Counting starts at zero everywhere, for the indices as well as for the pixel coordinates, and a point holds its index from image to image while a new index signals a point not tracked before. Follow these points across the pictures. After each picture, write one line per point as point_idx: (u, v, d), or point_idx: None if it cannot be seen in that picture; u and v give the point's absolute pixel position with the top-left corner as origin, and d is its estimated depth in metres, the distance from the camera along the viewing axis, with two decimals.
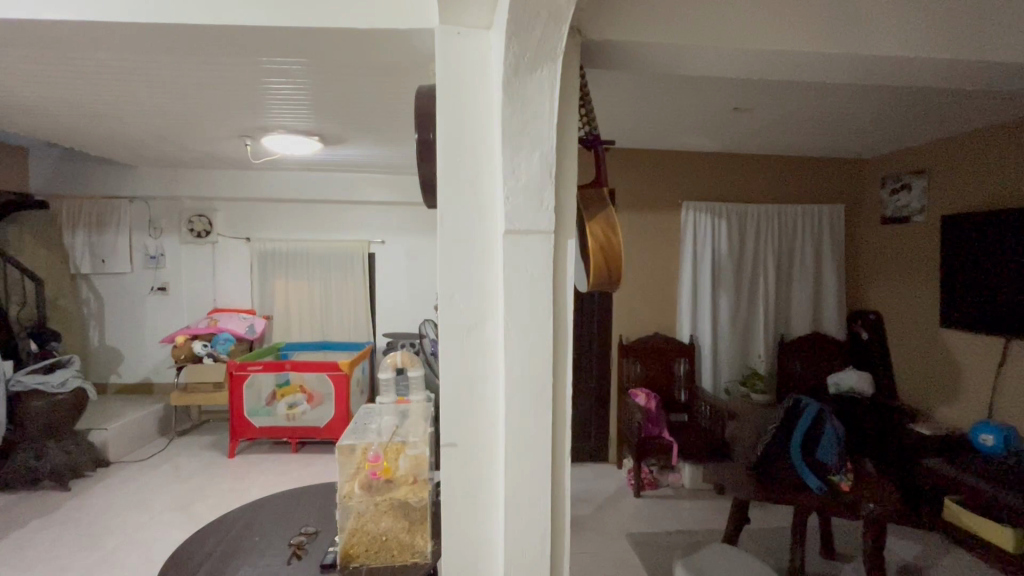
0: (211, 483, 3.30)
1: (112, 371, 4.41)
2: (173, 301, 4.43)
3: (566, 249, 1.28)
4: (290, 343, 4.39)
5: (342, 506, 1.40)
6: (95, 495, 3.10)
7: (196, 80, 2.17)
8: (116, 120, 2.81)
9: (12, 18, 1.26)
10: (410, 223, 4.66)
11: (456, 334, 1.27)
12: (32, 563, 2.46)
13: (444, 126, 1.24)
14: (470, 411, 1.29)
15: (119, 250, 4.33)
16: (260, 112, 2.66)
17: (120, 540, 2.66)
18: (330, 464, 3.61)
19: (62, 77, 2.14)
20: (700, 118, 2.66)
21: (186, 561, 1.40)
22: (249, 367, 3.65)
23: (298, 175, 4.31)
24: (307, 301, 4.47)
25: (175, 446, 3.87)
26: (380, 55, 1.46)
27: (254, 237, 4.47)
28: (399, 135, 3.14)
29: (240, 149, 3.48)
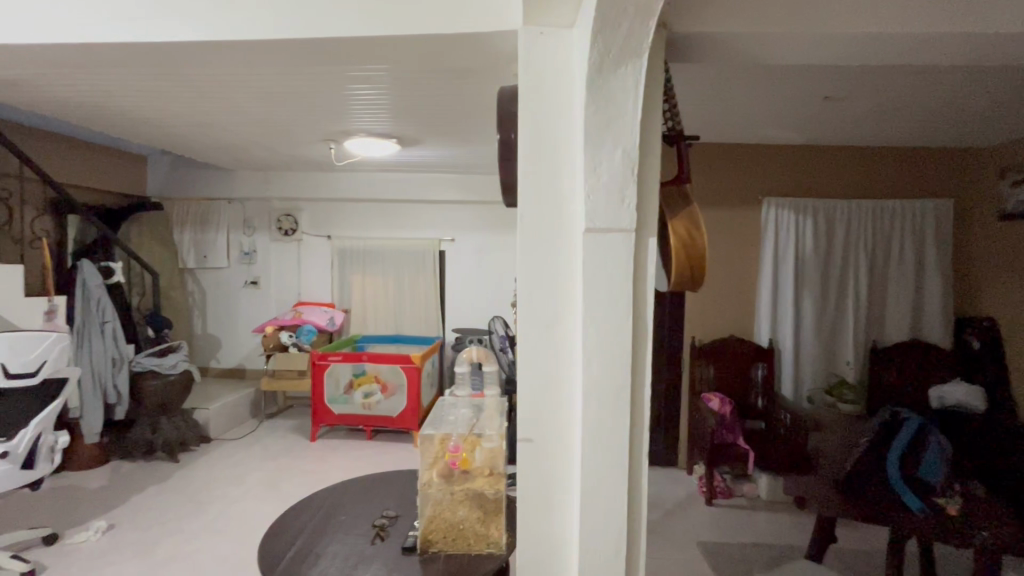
0: (296, 465, 3.55)
1: (211, 356, 4.86)
2: (264, 294, 4.81)
3: (647, 247, 1.26)
4: (366, 336, 4.62)
5: (421, 493, 1.45)
6: (199, 468, 3.44)
7: (290, 88, 2.34)
8: (219, 128, 3.08)
9: (137, 39, 1.41)
10: (479, 222, 4.76)
11: (534, 332, 1.29)
12: (149, 523, 2.77)
13: (526, 126, 1.26)
14: (547, 407, 1.30)
15: (218, 246, 4.75)
16: (343, 116, 2.80)
17: (219, 510, 2.92)
18: (402, 453, 3.77)
19: (179, 91, 2.38)
20: (786, 108, 2.50)
21: (282, 534, 1.51)
22: (330, 357, 3.90)
23: (375, 175, 4.52)
24: (381, 296, 4.69)
25: (264, 428, 4.20)
26: (463, 58, 1.50)
27: (335, 235, 4.75)
28: (471, 136, 3.22)
29: (324, 152, 3.70)
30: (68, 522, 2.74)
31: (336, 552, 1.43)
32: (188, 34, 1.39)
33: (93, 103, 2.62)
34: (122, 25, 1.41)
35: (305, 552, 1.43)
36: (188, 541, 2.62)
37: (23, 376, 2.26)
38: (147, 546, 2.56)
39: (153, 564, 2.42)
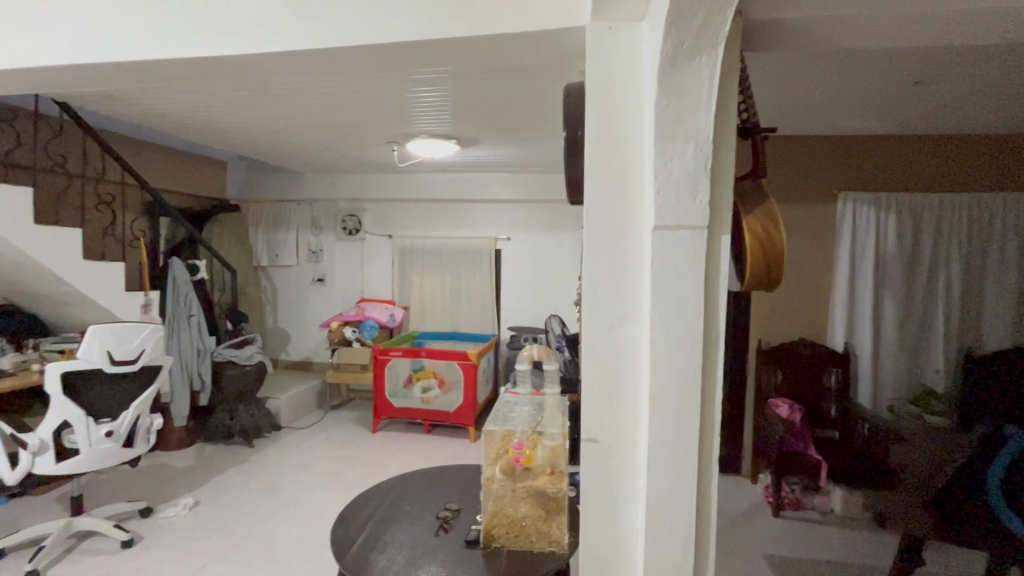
0: (359, 455, 3.70)
1: (281, 349, 5.17)
2: (329, 291, 5.05)
3: (719, 245, 1.21)
4: (423, 333, 4.76)
5: (484, 488, 1.46)
6: (271, 454, 3.66)
7: (358, 93, 2.43)
8: (292, 133, 3.25)
9: (222, 52, 1.48)
10: (534, 221, 4.76)
11: (600, 331, 1.27)
12: (228, 503, 2.98)
13: (593, 123, 1.24)
14: (612, 409, 1.28)
15: (289, 245, 5.02)
16: (406, 118, 2.89)
17: (290, 495, 3.10)
18: (458, 448, 3.85)
19: (257, 99, 2.54)
20: (869, 96, 2.32)
21: (351, 521, 1.58)
22: (390, 352, 4.04)
23: (434, 176, 4.62)
24: (439, 294, 4.80)
25: (330, 418, 4.41)
26: (529, 57, 1.50)
27: (395, 234, 4.91)
28: (529, 135, 3.22)
29: (387, 154, 3.83)
30: (160, 497, 3.00)
31: (403, 541, 1.48)
32: (274, 44, 1.45)
33: (183, 113, 2.84)
34: (209, 39, 1.49)
35: (374, 540, 1.48)
36: (264, 522, 2.79)
37: (125, 364, 2.49)
38: (228, 524, 2.76)
39: (234, 541, 2.60)
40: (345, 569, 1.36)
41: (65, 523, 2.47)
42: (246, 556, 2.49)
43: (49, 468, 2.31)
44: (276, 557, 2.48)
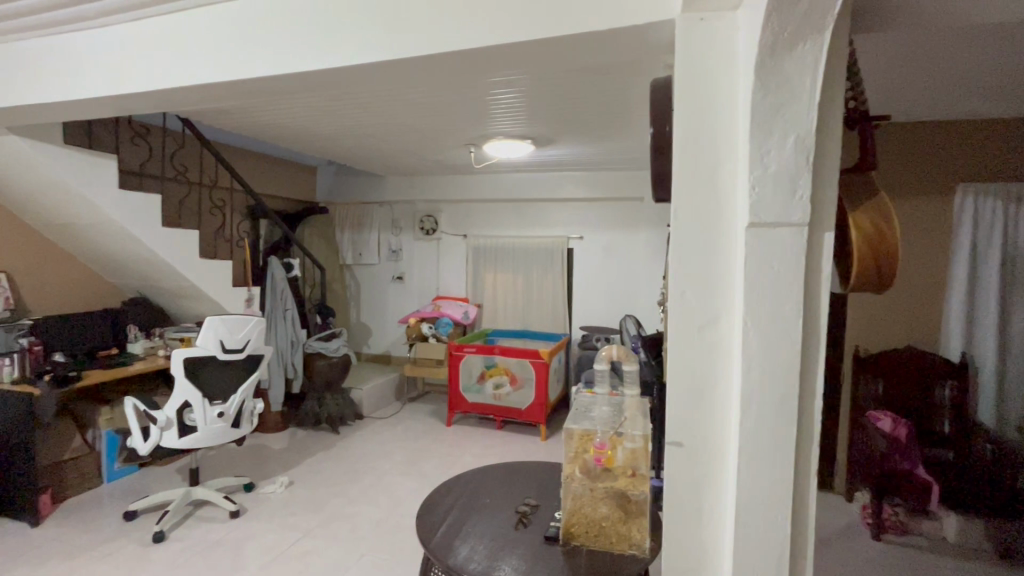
0: (435, 447, 3.84)
1: (364, 342, 5.48)
2: (407, 288, 5.29)
3: (821, 244, 1.14)
4: (495, 330, 4.83)
5: (564, 486, 1.46)
6: (355, 441, 3.90)
7: (442, 98, 2.54)
8: (377, 138, 3.44)
9: (316, 66, 1.56)
10: (608, 219, 4.69)
11: (686, 333, 1.23)
12: (319, 484, 3.21)
13: (682, 119, 1.21)
14: (698, 413, 1.24)
15: (371, 244, 5.31)
16: (485, 121, 2.96)
17: (372, 481, 3.28)
18: (530, 445, 3.89)
19: (349, 108, 2.70)
20: (1002, 75, 2.05)
21: (435, 509, 1.65)
22: (465, 348, 4.15)
23: (508, 176, 4.68)
24: (511, 292, 4.87)
25: (407, 410, 4.62)
26: (614, 54, 1.47)
27: (470, 234, 5.04)
28: (606, 133, 3.18)
29: (465, 156, 3.94)
30: (261, 475, 3.29)
31: (484, 532, 1.52)
32: (369, 55, 1.52)
33: (284, 123, 3.10)
34: (306, 54, 1.58)
35: (456, 529, 1.54)
36: (350, 504, 2.98)
37: (233, 352, 2.76)
38: (318, 503, 2.98)
39: (323, 519, 2.80)
40: (431, 554, 1.42)
41: (184, 492, 2.77)
42: (335, 534, 2.67)
43: (173, 441, 2.62)
44: (361, 537, 2.64)
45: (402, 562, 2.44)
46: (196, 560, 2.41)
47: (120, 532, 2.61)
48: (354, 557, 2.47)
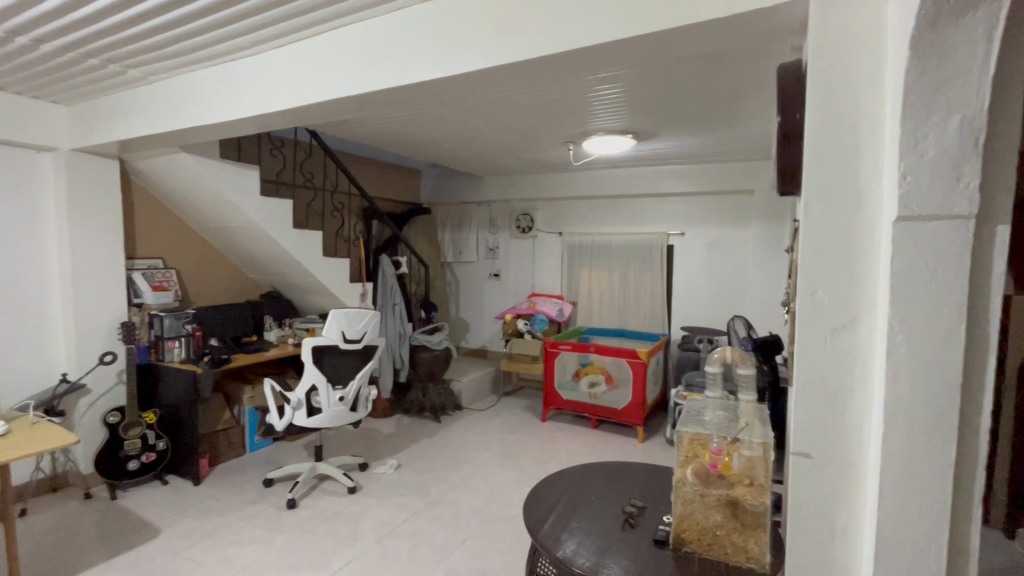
0: (530, 441, 3.92)
1: (462, 336, 5.72)
2: (504, 285, 5.43)
3: (992, 239, 1.00)
4: (590, 329, 4.79)
5: (674, 490, 1.42)
6: (456, 430, 4.09)
7: (544, 98, 2.57)
8: (479, 140, 3.56)
9: (434, 75, 1.65)
10: (713, 214, 4.44)
11: (817, 337, 1.14)
12: (424, 468, 3.42)
13: (816, 106, 1.11)
14: (832, 423, 1.14)
15: (470, 243, 5.52)
16: (586, 117, 2.94)
17: (473, 469, 3.43)
18: (626, 447, 3.81)
19: (455, 112, 2.83)
20: None
21: (541, 502, 1.69)
22: (560, 345, 4.18)
23: (605, 172, 4.60)
24: (607, 291, 4.82)
25: (503, 404, 4.75)
26: (734, 41, 1.39)
27: (566, 232, 5.05)
28: (714, 123, 3.01)
29: (563, 154, 3.96)
30: (373, 456, 3.57)
31: (590, 529, 1.53)
32: (485, 61, 1.57)
33: (396, 130, 3.33)
34: (423, 64, 1.67)
35: (564, 522, 1.57)
36: (452, 490, 3.14)
37: (352, 342, 3.03)
38: (424, 486, 3.17)
39: (429, 502, 2.98)
40: (540, 544, 1.47)
41: (310, 466, 3.10)
42: (440, 516, 2.83)
43: (302, 421, 2.92)
44: (464, 522, 2.77)
45: (504, 550, 2.53)
46: (321, 528, 2.68)
47: (260, 496, 2.98)
48: (458, 540, 2.60)
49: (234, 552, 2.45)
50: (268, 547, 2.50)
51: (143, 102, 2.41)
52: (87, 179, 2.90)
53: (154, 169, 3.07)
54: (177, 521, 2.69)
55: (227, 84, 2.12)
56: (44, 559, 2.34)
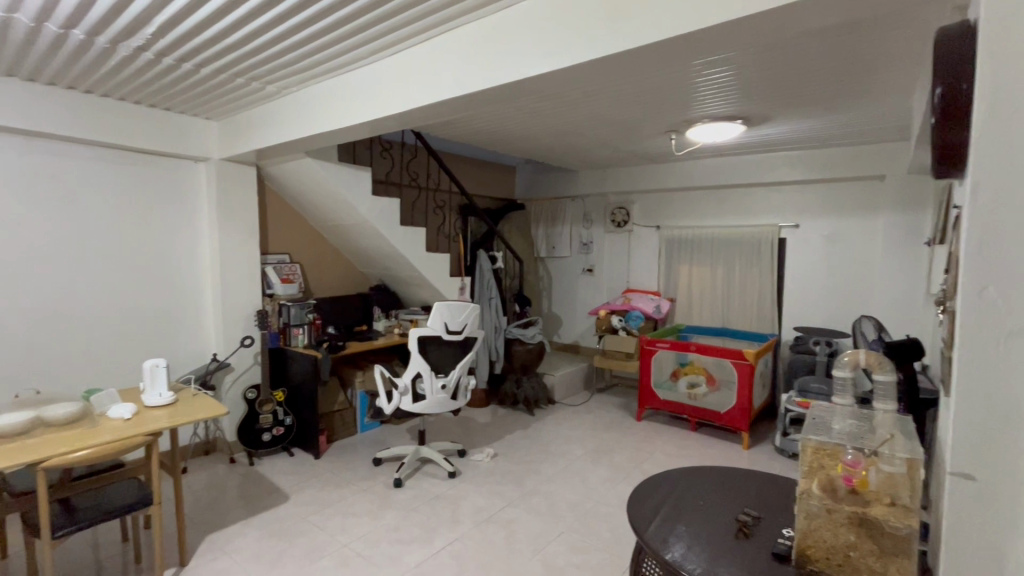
0: (625, 440, 3.83)
1: (554, 331, 5.74)
2: (598, 281, 5.37)
3: None
4: (689, 326, 4.57)
5: (797, 501, 1.31)
6: (549, 424, 4.12)
7: (647, 86, 2.48)
8: (576, 134, 3.53)
9: (542, 70, 1.67)
10: (834, 204, 4.02)
11: (985, 342, 0.99)
12: (520, 459, 3.49)
13: (990, 74, 0.96)
14: (1005, 443, 0.98)
15: (564, 238, 5.51)
16: (691, 105, 2.80)
17: (567, 464, 3.43)
18: (729, 453, 3.59)
19: (554, 107, 2.84)
20: None
21: (645, 502, 1.64)
22: (658, 343, 4.01)
23: (707, 162, 4.34)
24: (709, 287, 4.58)
25: (596, 401, 4.69)
26: (880, 6, 1.24)
27: (664, 225, 4.86)
28: (839, 102, 2.72)
29: (664, 144, 3.81)
30: (471, 444, 3.71)
31: (701, 535, 1.46)
32: (593, 52, 1.55)
33: (495, 128, 3.41)
34: (532, 60, 1.69)
35: (671, 525, 1.51)
36: (547, 482, 3.17)
37: (453, 334, 3.16)
38: (519, 477, 3.23)
39: (525, 492, 3.04)
40: (647, 544, 1.43)
41: (414, 449, 3.29)
42: (535, 508, 2.87)
43: (408, 406, 3.10)
44: (559, 516, 2.79)
45: (600, 547, 2.50)
46: (425, 508, 2.84)
47: (370, 474, 3.22)
48: (554, 533, 2.62)
49: (349, 523, 2.67)
50: (378, 521, 2.70)
51: (277, 114, 2.69)
52: (231, 185, 3.30)
53: (283, 174, 3.42)
54: (301, 489, 3.01)
55: (348, 93, 2.30)
56: (200, 512, 2.73)
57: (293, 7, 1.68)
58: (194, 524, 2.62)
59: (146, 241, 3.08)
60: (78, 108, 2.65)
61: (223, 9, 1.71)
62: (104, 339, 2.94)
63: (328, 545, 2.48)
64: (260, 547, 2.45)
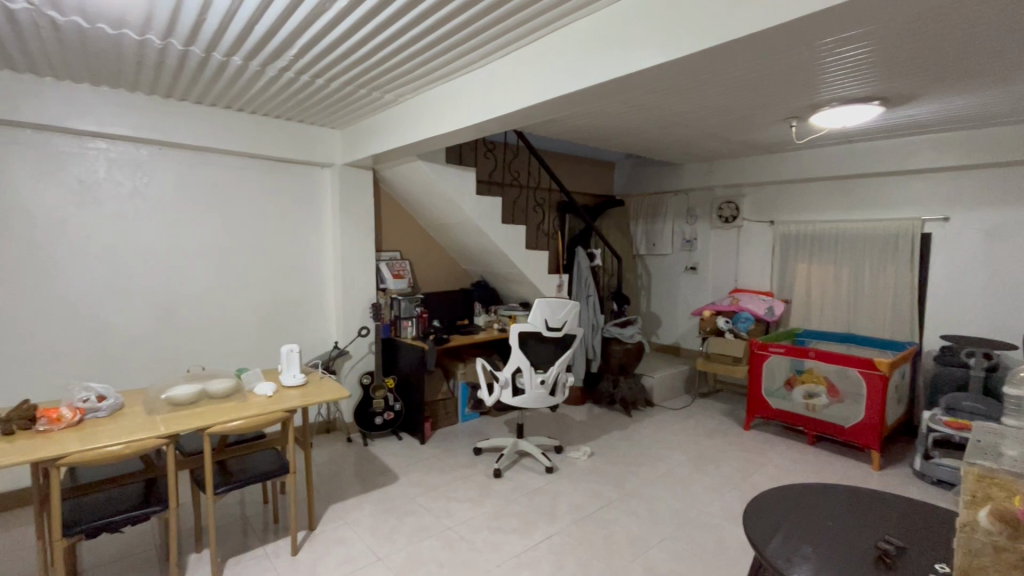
0: (731, 449, 3.61)
1: (653, 331, 5.56)
2: (702, 279, 5.11)
3: None
4: (807, 331, 4.19)
5: (957, 532, 1.15)
6: (648, 426, 4.01)
7: (767, 72, 2.30)
8: (683, 126, 3.37)
9: (657, 62, 1.63)
10: (996, 193, 3.43)
11: None
12: (617, 459, 3.44)
13: None
14: None
15: (665, 235, 5.32)
16: (817, 88, 2.55)
17: (667, 469, 3.31)
18: (855, 473, 3.23)
19: (662, 99, 2.73)
20: None
21: (765, 516, 1.54)
22: (771, 348, 3.73)
23: (833, 149, 3.93)
24: (833, 288, 4.16)
25: (698, 406, 4.47)
26: None
27: (779, 220, 4.50)
28: (1010, 73, 2.31)
29: (782, 133, 3.51)
30: (567, 441, 3.72)
31: (832, 559, 1.34)
32: (715, 39, 1.48)
33: (596, 124, 3.36)
34: (646, 52, 1.65)
35: (796, 544, 1.40)
36: (646, 486, 3.08)
37: (554, 330, 3.20)
38: (617, 478, 3.18)
39: (624, 494, 2.98)
40: (768, 562, 1.33)
41: (513, 442, 3.38)
42: (635, 511, 2.80)
43: (508, 399, 3.19)
44: (661, 521, 2.70)
45: (706, 559, 2.39)
46: (524, 500, 2.90)
47: (471, 462, 3.36)
48: (655, 538, 2.54)
49: (453, 507, 2.81)
50: (479, 508, 2.81)
51: (393, 121, 2.90)
52: (352, 188, 3.61)
53: (396, 176, 3.67)
54: (410, 471, 3.22)
55: (459, 98, 2.42)
56: (324, 484, 3.04)
57: (417, 19, 1.80)
58: (320, 494, 2.92)
59: (282, 240, 3.47)
60: (233, 125, 3.05)
61: (355, 27, 1.87)
62: (250, 324, 3.37)
63: (434, 526, 2.63)
64: (376, 521, 2.67)
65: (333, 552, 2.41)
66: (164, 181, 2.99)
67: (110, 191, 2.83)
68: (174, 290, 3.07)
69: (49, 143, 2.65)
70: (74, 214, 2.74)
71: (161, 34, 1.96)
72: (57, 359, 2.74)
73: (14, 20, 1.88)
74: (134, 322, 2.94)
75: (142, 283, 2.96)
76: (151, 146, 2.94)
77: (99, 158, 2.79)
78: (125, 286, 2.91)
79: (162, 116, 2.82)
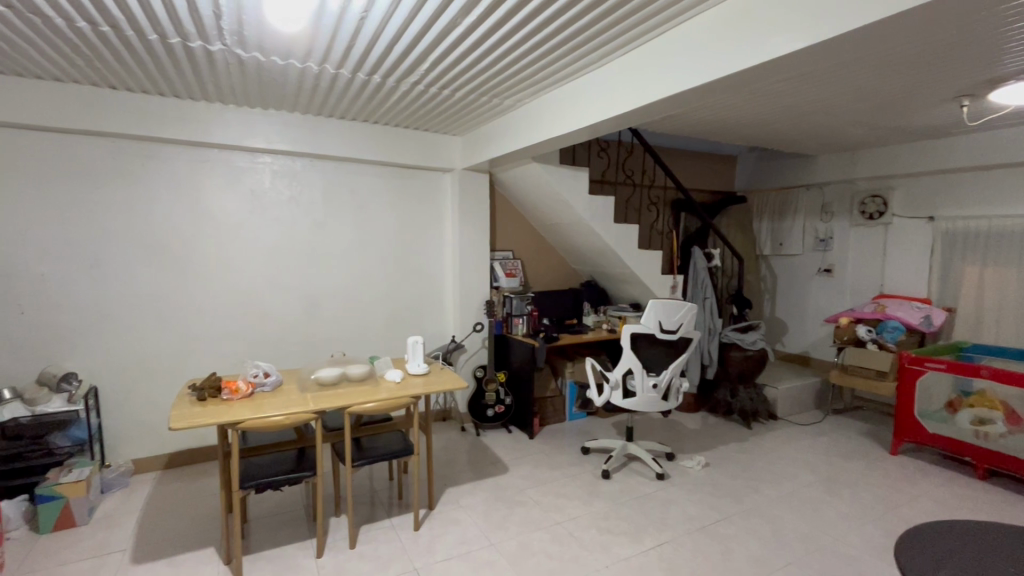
0: (874, 474, 3.21)
1: (778, 338, 5.12)
2: (838, 283, 4.59)
3: None
4: (976, 345, 3.58)
5: None
6: (771, 441, 3.70)
7: (930, 47, 2.01)
8: (820, 114, 3.06)
9: (798, 47, 1.51)
10: None
11: None
12: (736, 473, 3.23)
13: None
14: None
15: (794, 233, 4.87)
16: (997, 61, 2.17)
17: (794, 488, 3.03)
18: None
19: (794, 87, 2.52)
20: None
21: (920, 550, 1.37)
22: (928, 362, 3.27)
23: (1018, 129, 3.30)
24: (1013, 296, 3.50)
25: (832, 423, 4.03)
26: None
27: (940, 215, 3.90)
28: None
29: (949, 114, 3.03)
30: (680, 449, 3.58)
31: None
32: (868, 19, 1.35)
33: (718, 118, 3.19)
34: (783, 39, 1.55)
35: None
36: (769, 504, 2.86)
37: (669, 332, 3.10)
38: (736, 492, 2.99)
39: (743, 510, 2.80)
40: None
41: (621, 445, 3.32)
42: (756, 529, 2.62)
43: (618, 400, 3.13)
44: (786, 544, 2.49)
45: None
46: (634, 504, 2.85)
47: (579, 461, 3.38)
48: (780, 561, 2.36)
49: (562, 503, 2.85)
50: (588, 507, 2.82)
51: (510, 125, 3.02)
52: (471, 191, 3.82)
53: (511, 179, 3.81)
54: (519, 464, 3.32)
55: (575, 100, 2.45)
56: (442, 468, 3.25)
57: (538, 26, 1.88)
58: (438, 477, 3.13)
59: (408, 240, 3.78)
60: (369, 136, 3.39)
61: (480, 39, 1.99)
62: (380, 317, 3.72)
63: (544, 519, 2.69)
64: (489, 508, 2.80)
65: (451, 531, 2.57)
66: (313, 189, 3.42)
67: (273, 199, 3.30)
68: (320, 285, 3.49)
69: (230, 160, 3.16)
70: (247, 219, 3.24)
71: (318, 61, 2.25)
72: (232, 341, 3.27)
73: (211, 61, 2.28)
74: (289, 312, 3.40)
75: (295, 278, 3.41)
76: (305, 159, 3.37)
77: (265, 170, 3.26)
78: (283, 281, 3.37)
79: (313, 132, 3.22)
